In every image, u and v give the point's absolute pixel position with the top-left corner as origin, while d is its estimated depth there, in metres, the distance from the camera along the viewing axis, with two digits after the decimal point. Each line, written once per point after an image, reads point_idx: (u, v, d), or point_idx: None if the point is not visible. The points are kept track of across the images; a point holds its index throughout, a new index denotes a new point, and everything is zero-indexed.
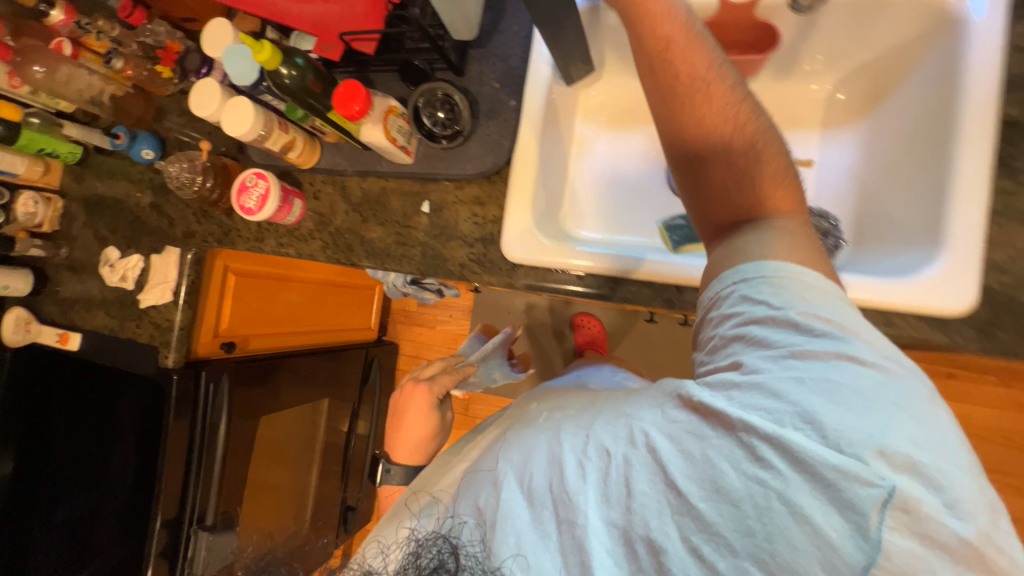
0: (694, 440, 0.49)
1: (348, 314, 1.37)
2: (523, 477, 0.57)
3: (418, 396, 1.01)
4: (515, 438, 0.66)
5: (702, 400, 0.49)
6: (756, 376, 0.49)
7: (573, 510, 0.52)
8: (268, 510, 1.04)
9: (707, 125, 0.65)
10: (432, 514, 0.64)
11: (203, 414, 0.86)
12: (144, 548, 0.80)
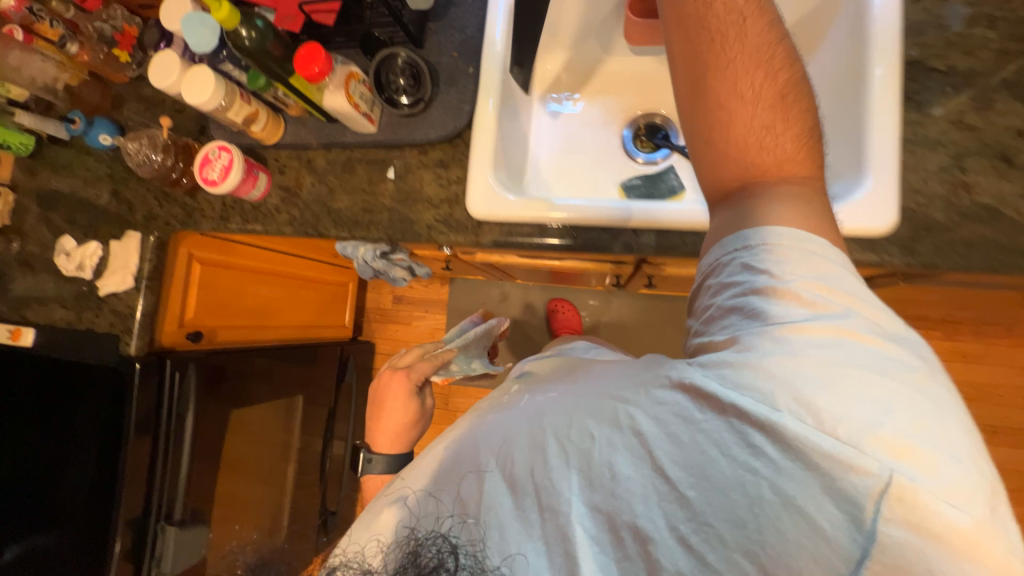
0: (670, 446, 0.41)
1: (323, 310, 1.40)
2: (499, 463, 0.45)
3: (394, 381, 0.85)
4: (460, 417, 0.55)
5: (696, 383, 0.42)
6: (753, 368, 0.40)
7: (557, 496, 0.43)
8: (235, 492, 1.08)
9: (736, 79, 0.49)
10: (417, 500, 0.47)
11: (169, 410, 0.86)
12: (108, 548, 0.79)
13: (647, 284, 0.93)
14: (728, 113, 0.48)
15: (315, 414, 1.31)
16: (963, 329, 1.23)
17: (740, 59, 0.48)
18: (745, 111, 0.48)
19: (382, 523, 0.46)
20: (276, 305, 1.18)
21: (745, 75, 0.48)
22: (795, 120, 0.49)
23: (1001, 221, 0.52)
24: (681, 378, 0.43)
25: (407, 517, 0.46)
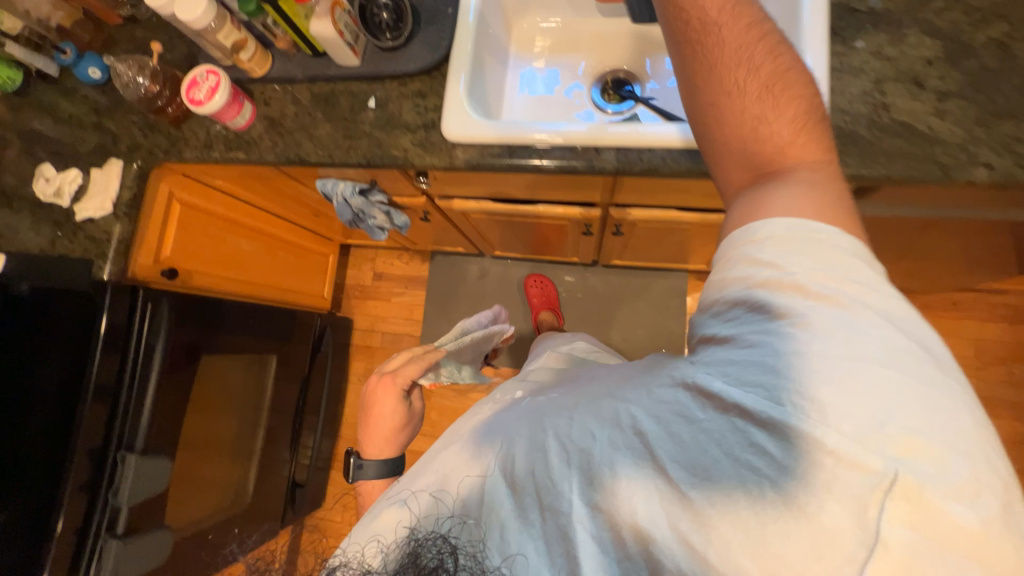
0: (672, 446, 0.41)
1: (301, 277, 1.41)
2: (502, 464, 0.47)
3: (382, 386, 0.80)
4: (469, 424, 0.57)
5: (700, 381, 0.42)
6: (750, 364, 0.40)
7: (559, 497, 0.43)
8: (201, 445, 1.04)
9: (727, 77, 0.52)
10: (423, 499, 0.48)
11: (138, 338, 0.85)
12: (64, 476, 0.76)
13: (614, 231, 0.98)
14: (721, 110, 0.52)
15: (288, 379, 1.29)
16: (913, 302, 1.33)
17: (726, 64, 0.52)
18: (737, 108, 0.51)
19: (384, 524, 0.47)
20: (254, 260, 1.20)
21: (734, 74, 0.51)
22: (783, 112, 0.51)
23: (915, 135, 0.59)
24: (683, 381, 0.44)
25: (409, 518, 0.46)
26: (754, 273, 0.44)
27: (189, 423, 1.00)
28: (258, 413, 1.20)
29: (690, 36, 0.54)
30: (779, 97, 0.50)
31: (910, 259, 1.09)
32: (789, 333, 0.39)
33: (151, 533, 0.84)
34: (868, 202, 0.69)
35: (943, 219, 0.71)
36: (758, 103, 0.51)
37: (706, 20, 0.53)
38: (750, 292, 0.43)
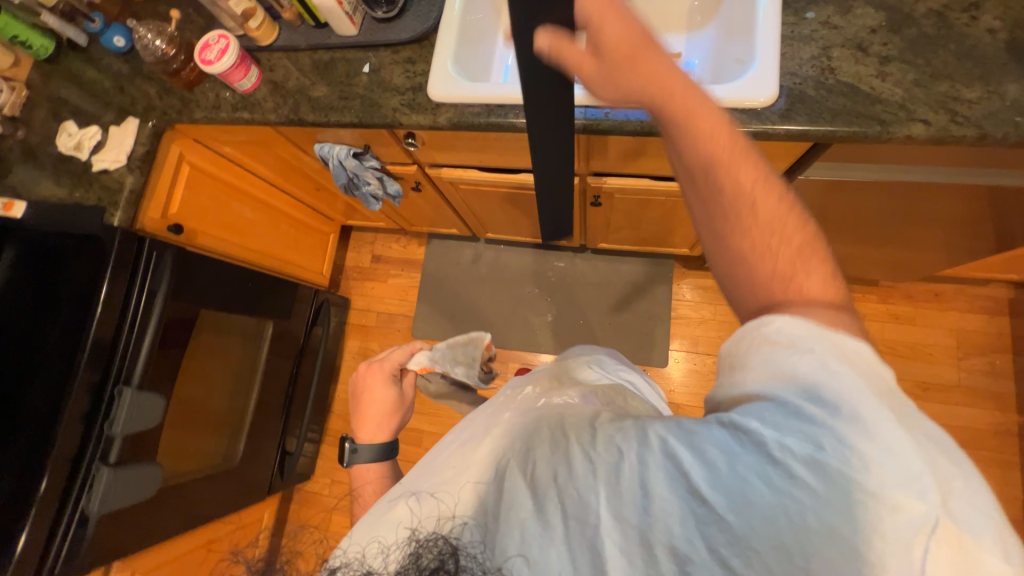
0: (704, 468, 0.36)
1: (302, 251, 1.47)
2: (520, 469, 0.42)
3: (372, 374, 0.82)
4: (477, 417, 0.50)
5: (730, 417, 0.38)
6: (782, 412, 0.36)
7: (584, 507, 0.38)
8: (193, 398, 1.08)
9: (758, 234, 0.44)
10: (425, 499, 0.43)
11: (142, 281, 0.91)
12: (65, 404, 0.80)
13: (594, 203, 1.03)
14: (744, 263, 0.45)
15: (283, 346, 1.34)
16: (895, 293, 1.36)
17: (759, 221, 0.44)
18: (758, 266, 0.44)
19: (382, 523, 0.43)
20: (258, 229, 1.27)
21: (767, 233, 0.44)
22: (815, 263, 0.43)
23: (858, 96, 0.64)
24: (715, 416, 0.39)
25: (410, 517, 0.42)
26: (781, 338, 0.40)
27: (183, 373, 1.04)
28: (253, 377, 1.24)
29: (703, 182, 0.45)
30: (802, 254, 0.43)
31: (884, 243, 1.13)
32: (825, 385, 0.36)
33: (143, 464, 0.89)
34: (818, 160, 0.75)
35: (894, 182, 0.76)
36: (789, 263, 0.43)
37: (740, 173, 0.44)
38: (775, 358, 0.39)
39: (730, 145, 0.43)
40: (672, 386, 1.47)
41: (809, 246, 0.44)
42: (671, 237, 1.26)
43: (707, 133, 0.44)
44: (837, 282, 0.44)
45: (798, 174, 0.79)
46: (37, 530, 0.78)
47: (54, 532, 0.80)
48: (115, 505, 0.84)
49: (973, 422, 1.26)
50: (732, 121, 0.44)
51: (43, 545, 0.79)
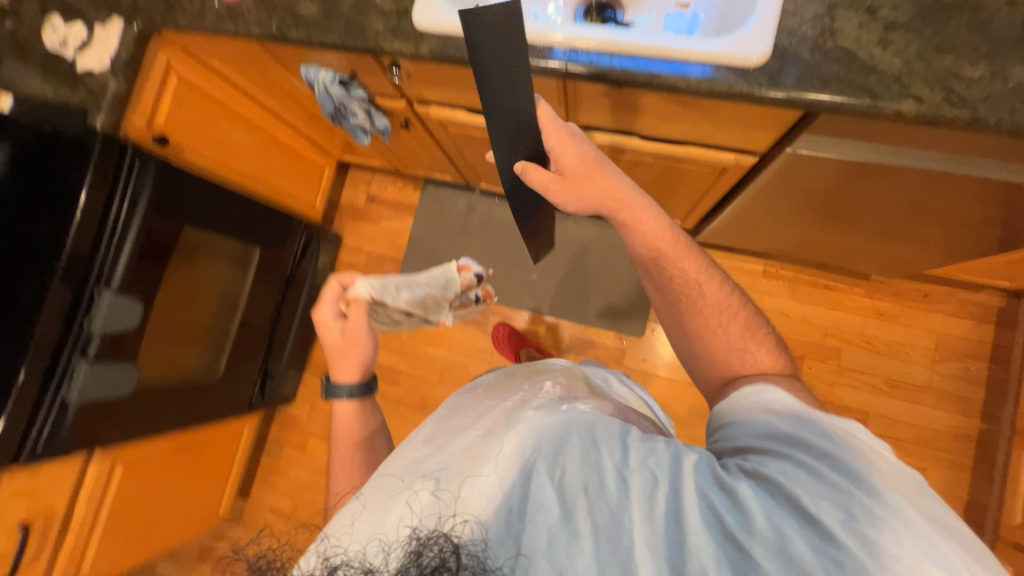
0: (739, 512, 0.44)
1: (294, 180, 1.48)
2: (547, 470, 0.46)
3: (330, 316, 0.80)
4: (497, 420, 0.55)
5: (764, 472, 0.48)
6: (794, 467, 0.47)
7: (619, 526, 0.43)
8: (173, 314, 1.12)
9: (709, 320, 0.69)
10: (444, 493, 0.46)
11: (125, 188, 0.92)
12: (47, 297, 0.85)
13: None
14: (704, 341, 0.69)
15: (270, 273, 1.37)
16: (883, 289, 1.35)
17: (708, 305, 0.69)
18: (716, 338, 0.68)
19: (385, 523, 0.45)
20: (249, 153, 1.27)
21: (716, 319, 0.69)
22: (760, 343, 0.67)
23: (855, 63, 0.62)
24: (751, 474, 0.48)
25: (410, 516, 0.44)
26: (791, 415, 0.53)
27: (163, 288, 1.07)
28: (235, 302, 1.28)
29: (675, 283, 0.71)
30: (746, 331, 0.68)
31: (874, 237, 1.11)
32: (853, 464, 0.46)
33: (121, 364, 0.94)
34: (805, 131, 0.73)
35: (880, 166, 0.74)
36: (738, 338, 0.67)
37: (688, 277, 0.70)
38: (796, 429, 0.51)
39: (677, 252, 0.70)
40: (645, 355, 1.50)
41: (752, 327, 0.68)
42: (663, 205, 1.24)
43: (654, 244, 0.71)
44: (778, 353, 0.66)
45: (786, 146, 0.77)
46: (19, 409, 0.85)
47: (35, 414, 0.87)
48: (92, 396, 0.90)
49: (935, 425, 1.27)
50: (668, 226, 0.71)
51: (24, 425, 0.86)
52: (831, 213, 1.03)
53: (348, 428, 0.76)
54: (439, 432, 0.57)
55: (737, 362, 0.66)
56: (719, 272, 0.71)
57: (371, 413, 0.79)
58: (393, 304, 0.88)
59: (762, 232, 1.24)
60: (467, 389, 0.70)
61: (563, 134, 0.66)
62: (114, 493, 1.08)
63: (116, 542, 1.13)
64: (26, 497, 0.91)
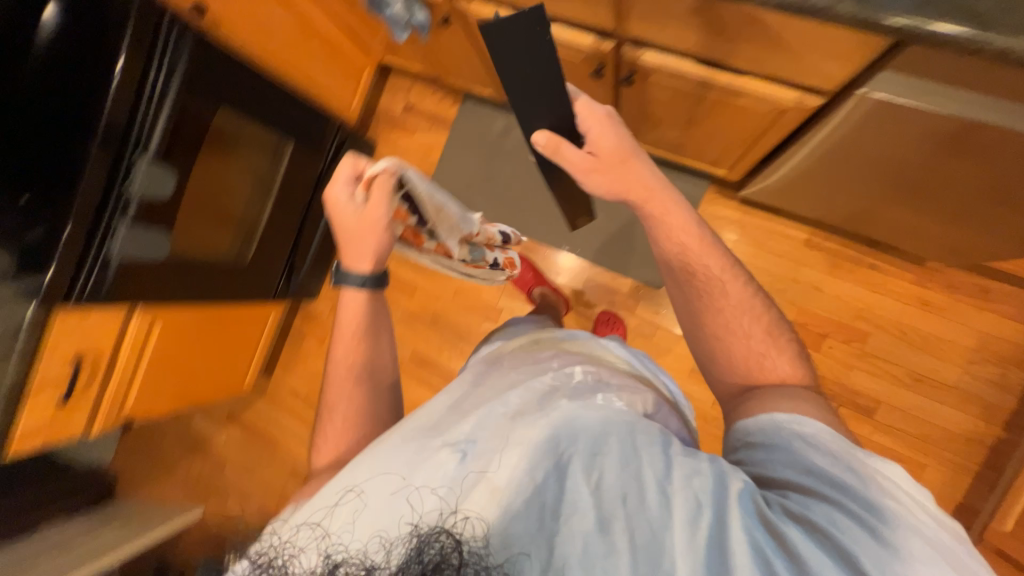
0: (780, 552, 0.47)
1: (333, 76, 1.46)
2: (587, 474, 0.52)
3: (344, 196, 0.78)
4: (528, 409, 0.59)
5: (799, 512, 0.50)
6: (837, 513, 0.49)
7: (661, 539, 0.49)
8: (212, 196, 1.17)
9: (730, 322, 0.70)
10: (449, 494, 0.52)
11: (161, 59, 0.92)
12: (88, 155, 0.88)
13: (627, 79, 0.98)
14: (724, 343, 0.70)
15: (303, 169, 1.39)
16: (936, 278, 1.25)
17: (730, 304, 0.70)
18: (739, 339, 0.69)
19: (386, 520, 0.51)
20: (288, 36, 1.24)
21: (738, 321, 0.70)
22: (781, 350, 0.68)
23: None
24: (788, 512, 0.50)
25: (409, 515, 0.51)
26: (838, 458, 0.53)
27: (200, 173, 1.10)
28: (268, 189, 1.32)
29: (700, 281, 0.72)
30: (768, 335, 0.69)
31: (941, 220, 1.00)
32: (896, 517, 0.48)
33: (156, 229, 1.02)
34: (890, 66, 0.70)
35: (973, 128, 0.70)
36: (760, 341, 0.69)
37: (712, 275, 0.72)
38: (844, 476, 0.52)
39: (702, 249, 0.72)
40: (659, 308, 1.49)
41: (774, 332, 0.69)
42: (704, 146, 1.15)
43: (681, 239, 0.72)
44: (799, 362, 0.68)
45: (859, 88, 0.76)
46: (68, 256, 0.92)
47: (82, 262, 0.96)
48: (131, 252, 0.98)
49: (949, 424, 1.23)
50: (696, 221, 0.73)
51: (72, 271, 0.95)
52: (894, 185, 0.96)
53: (356, 313, 0.80)
54: (457, 414, 0.61)
55: (755, 363, 0.67)
56: (745, 275, 0.73)
57: (381, 306, 0.83)
58: (415, 189, 0.86)
59: (814, 199, 1.15)
60: (487, 364, 0.75)
61: (599, 118, 0.70)
62: (152, 347, 1.22)
63: (152, 389, 1.29)
64: (78, 335, 1.03)
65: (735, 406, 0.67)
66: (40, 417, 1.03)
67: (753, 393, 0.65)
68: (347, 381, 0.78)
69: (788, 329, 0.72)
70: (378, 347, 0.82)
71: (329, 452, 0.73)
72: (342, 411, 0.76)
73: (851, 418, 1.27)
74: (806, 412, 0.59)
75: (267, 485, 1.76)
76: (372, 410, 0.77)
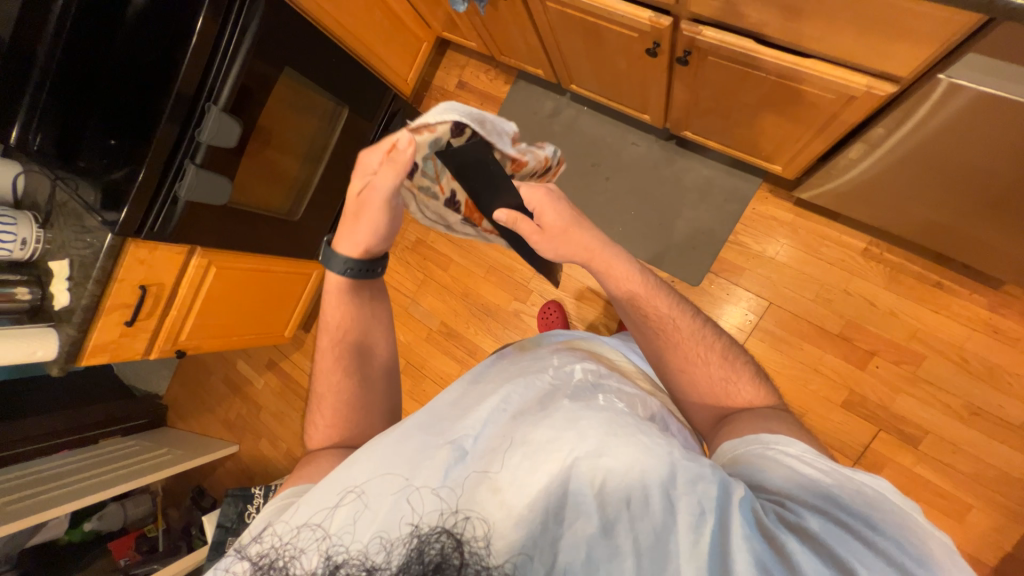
0: (781, 564, 0.45)
1: (391, 47, 1.50)
2: (590, 475, 0.51)
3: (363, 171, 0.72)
4: (529, 408, 0.60)
5: (794, 521, 0.49)
6: (831, 524, 0.48)
7: (666, 547, 0.47)
8: (268, 161, 1.23)
9: (689, 355, 0.68)
10: (446, 494, 0.53)
11: (238, 17, 0.99)
12: (165, 103, 0.97)
13: (681, 57, 0.95)
14: (688, 375, 0.68)
15: (355, 136, 1.44)
16: (1013, 304, 1.13)
17: (686, 337, 0.69)
18: (702, 369, 0.68)
19: (386, 520, 0.53)
20: (352, 4, 1.29)
21: (695, 351, 0.68)
22: (744, 372, 0.68)
23: None
24: (783, 518, 0.49)
25: (410, 516, 0.53)
26: (823, 468, 0.53)
27: (261, 134, 1.16)
28: (320, 156, 1.37)
29: (652, 321, 0.70)
30: (727, 362, 0.69)
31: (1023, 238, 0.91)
32: (885, 524, 0.49)
33: (220, 177, 1.09)
34: (971, 52, 0.67)
35: None
36: (720, 367, 0.68)
37: (663, 314, 0.70)
38: (833, 488, 0.51)
39: (647, 290, 0.71)
40: None
41: (732, 359, 0.69)
42: (760, 138, 1.09)
43: (626, 284, 0.71)
44: (761, 383, 0.68)
45: (940, 74, 0.71)
46: (144, 194, 1.02)
47: (155, 201, 1.06)
48: (197, 196, 1.06)
49: (1009, 465, 1.11)
50: (637, 269, 0.72)
51: (146, 208, 1.05)
52: (963, 194, 0.90)
53: (339, 309, 0.81)
54: (457, 413, 0.63)
55: (720, 392, 0.67)
56: (693, 306, 0.72)
57: (367, 301, 0.83)
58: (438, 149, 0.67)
59: (877, 206, 1.07)
60: (489, 359, 0.77)
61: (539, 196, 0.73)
62: (207, 287, 1.32)
63: (204, 325, 1.41)
64: (146, 267, 1.14)
65: (710, 440, 0.66)
66: (109, 336, 1.16)
67: (726, 422, 0.65)
68: (332, 377, 0.81)
69: (743, 349, 0.72)
70: (368, 341, 0.84)
71: (320, 438, 0.79)
72: (329, 404, 0.81)
73: (893, 446, 1.18)
74: (787, 432, 0.58)
75: (296, 433, 1.87)
76: (358, 401, 0.82)
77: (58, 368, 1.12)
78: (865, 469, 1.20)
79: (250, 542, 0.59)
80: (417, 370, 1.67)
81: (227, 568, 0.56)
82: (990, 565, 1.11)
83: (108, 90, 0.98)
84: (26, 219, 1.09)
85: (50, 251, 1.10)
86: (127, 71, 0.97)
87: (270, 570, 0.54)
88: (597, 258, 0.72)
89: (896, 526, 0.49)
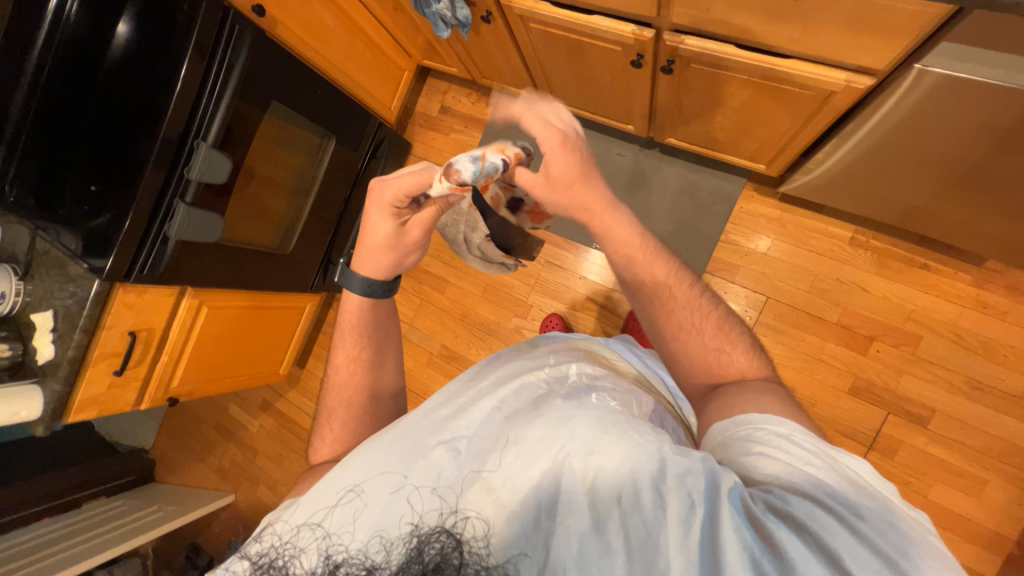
0: (773, 559, 0.43)
1: (373, 77, 1.52)
2: (580, 472, 0.50)
3: (387, 206, 0.69)
4: (521, 409, 0.59)
5: (784, 508, 0.46)
6: (817, 508, 0.45)
7: (655, 543, 0.46)
8: (258, 194, 1.21)
9: (683, 323, 0.67)
10: (445, 495, 0.53)
11: (223, 54, 0.99)
12: (151, 145, 0.95)
13: (666, 66, 0.99)
14: (681, 343, 0.67)
15: (343, 164, 1.44)
16: (997, 279, 1.18)
17: (680, 305, 0.67)
18: (696, 338, 0.67)
19: (384, 520, 0.53)
20: (335, 37, 1.32)
21: (690, 321, 0.67)
22: (738, 343, 0.67)
23: None
24: (772, 505, 0.46)
25: (410, 515, 0.53)
26: (817, 450, 0.50)
27: (252, 167, 1.16)
28: (310, 189, 1.36)
29: (647, 288, 0.68)
30: (722, 332, 0.67)
31: (993, 213, 0.96)
32: (874, 513, 0.46)
33: (210, 214, 1.07)
34: (945, 39, 0.71)
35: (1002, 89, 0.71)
36: (715, 336, 0.67)
37: (659, 281, 0.67)
38: (825, 472, 0.48)
39: (644, 254, 0.67)
40: None
41: (728, 330, 0.68)
42: (742, 138, 1.13)
43: (621, 246, 0.67)
44: (756, 355, 0.67)
45: (915, 63, 0.75)
46: (133, 235, 0.99)
47: (145, 241, 1.03)
48: (188, 235, 1.04)
49: (1016, 435, 1.14)
50: (638, 232, 0.68)
51: (135, 250, 1.01)
52: (932, 173, 0.94)
53: (358, 319, 0.78)
54: (451, 414, 0.61)
55: (711, 361, 0.66)
56: (692, 274, 0.70)
57: (382, 316, 0.80)
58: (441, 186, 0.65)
59: (855, 193, 1.11)
60: (486, 360, 0.76)
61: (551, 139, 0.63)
62: (199, 328, 1.28)
63: (196, 368, 1.35)
64: (135, 311, 1.10)
65: (700, 410, 0.65)
66: (98, 387, 1.10)
67: (714, 394, 0.64)
68: (345, 393, 0.79)
69: (740, 323, 0.70)
70: (381, 357, 0.81)
71: (325, 452, 0.77)
72: (340, 415, 0.78)
73: (903, 428, 1.20)
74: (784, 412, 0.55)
75: (296, 474, 1.79)
76: (367, 418, 0.79)
77: (43, 428, 1.06)
78: (880, 453, 1.21)
79: (251, 541, 0.58)
80: (420, 396, 1.62)
81: (227, 568, 0.56)
82: (1013, 537, 1.12)
83: (89, 132, 0.96)
84: (5, 272, 1.05)
85: (31, 303, 1.05)
86: (109, 113, 0.96)
87: (270, 570, 0.54)
88: (597, 215, 0.67)
89: (884, 516, 0.46)
